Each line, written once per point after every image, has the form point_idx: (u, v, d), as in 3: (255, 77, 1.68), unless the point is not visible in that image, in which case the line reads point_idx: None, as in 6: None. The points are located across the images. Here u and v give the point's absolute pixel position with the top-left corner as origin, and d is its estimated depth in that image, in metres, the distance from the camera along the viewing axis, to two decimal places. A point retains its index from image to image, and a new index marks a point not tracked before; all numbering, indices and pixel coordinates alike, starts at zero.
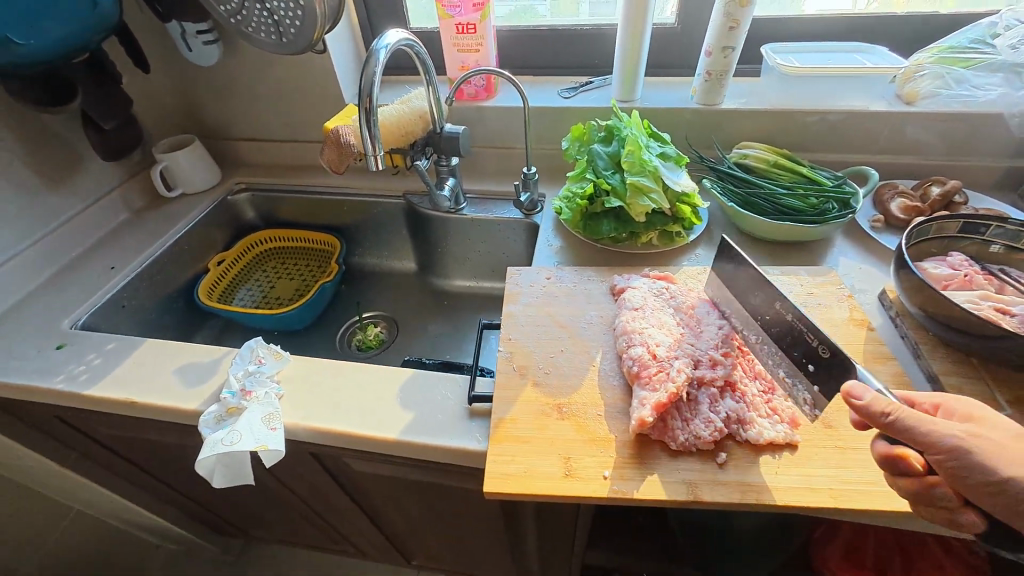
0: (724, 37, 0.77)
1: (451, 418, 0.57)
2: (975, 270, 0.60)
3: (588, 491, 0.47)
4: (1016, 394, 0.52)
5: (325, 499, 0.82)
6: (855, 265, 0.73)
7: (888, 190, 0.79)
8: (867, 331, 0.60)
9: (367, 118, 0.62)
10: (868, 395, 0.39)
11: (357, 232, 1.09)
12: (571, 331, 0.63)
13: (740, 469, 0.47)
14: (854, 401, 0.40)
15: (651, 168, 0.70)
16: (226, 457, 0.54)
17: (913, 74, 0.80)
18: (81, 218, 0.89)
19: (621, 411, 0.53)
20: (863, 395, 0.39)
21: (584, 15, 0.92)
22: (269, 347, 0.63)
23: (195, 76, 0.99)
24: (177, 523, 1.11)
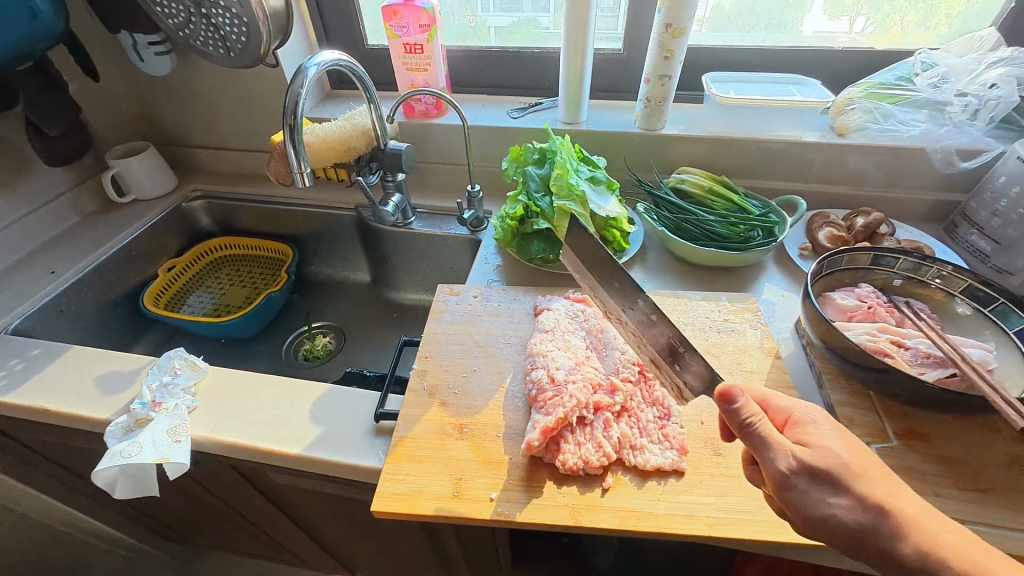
0: (661, 66, 0.79)
1: (357, 433, 0.58)
2: (879, 302, 0.61)
3: (474, 513, 0.48)
4: (904, 426, 0.53)
5: (255, 511, 0.82)
6: (780, 293, 0.74)
7: (817, 218, 0.80)
8: (774, 359, 0.61)
9: (292, 136, 0.64)
10: (743, 399, 0.39)
11: (311, 242, 1.09)
12: (487, 350, 0.64)
13: (623, 494, 0.49)
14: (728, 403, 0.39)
15: (579, 193, 0.71)
16: (129, 471, 0.56)
17: (844, 108, 0.82)
18: (27, 221, 0.90)
19: (518, 434, 0.54)
20: (738, 399, 0.39)
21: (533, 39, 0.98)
22: (187, 358, 0.65)
23: (151, 85, 1.00)
24: (119, 529, 1.10)
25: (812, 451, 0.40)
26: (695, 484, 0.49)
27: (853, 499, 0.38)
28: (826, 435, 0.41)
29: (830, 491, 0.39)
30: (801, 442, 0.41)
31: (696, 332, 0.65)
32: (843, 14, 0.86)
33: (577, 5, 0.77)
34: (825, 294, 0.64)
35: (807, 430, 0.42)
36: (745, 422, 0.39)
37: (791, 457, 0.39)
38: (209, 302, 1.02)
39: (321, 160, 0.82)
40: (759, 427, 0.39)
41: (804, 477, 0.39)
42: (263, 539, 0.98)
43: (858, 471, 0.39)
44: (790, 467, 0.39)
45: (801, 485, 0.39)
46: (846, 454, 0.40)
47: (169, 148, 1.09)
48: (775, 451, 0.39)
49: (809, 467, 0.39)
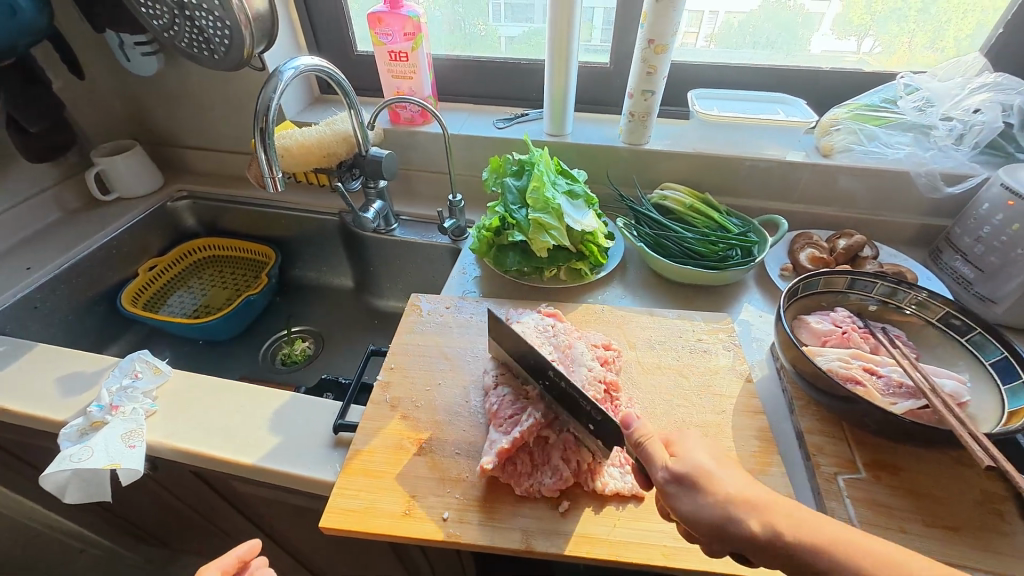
0: (644, 81, 0.79)
1: (314, 444, 0.56)
2: (854, 327, 0.60)
3: (423, 533, 0.47)
4: (874, 457, 0.52)
5: (222, 518, 0.80)
6: (757, 313, 0.73)
7: (800, 239, 0.79)
8: (745, 383, 0.60)
9: (263, 140, 0.64)
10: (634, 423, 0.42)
11: (295, 246, 1.09)
12: (453, 363, 0.63)
13: (580, 519, 0.47)
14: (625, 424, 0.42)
15: (554, 206, 0.71)
16: (81, 475, 0.54)
17: (829, 128, 0.81)
18: (7, 216, 0.90)
19: (476, 452, 0.53)
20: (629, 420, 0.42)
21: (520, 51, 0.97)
22: (148, 360, 0.64)
23: (138, 85, 1.00)
24: (90, 530, 1.08)
25: (679, 460, 0.40)
26: (653, 511, 0.48)
27: (718, 502, 0.37)
28: (693, 446, 0.41)
29: (698, 492, 0.38)
30: (673, 454, 0.41)
31: (668, 351, 0.64)
32: (850, 33, 0.85)
33: (560, 19, 0.77)
34: (800, 317, 0.62)
35: (679, 442, 0.42)
36: (638, 442, 0.41)
37: (664, 466, 0.40)
38: (189, 302, 1.01)
39: (302, 165, 0.83)
40: (647, 446, 0.41)
41: (677, 484, 0.39)
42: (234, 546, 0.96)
43: (718, 475, 0.39)
44: (664, 476, 0.39)
45: (677, 492, 0.39)
46: (711, 463, 0.40)
47: (157, 148, 1.09)
48: (652, 460, 0.40)
49: (678, 475, 0.39)
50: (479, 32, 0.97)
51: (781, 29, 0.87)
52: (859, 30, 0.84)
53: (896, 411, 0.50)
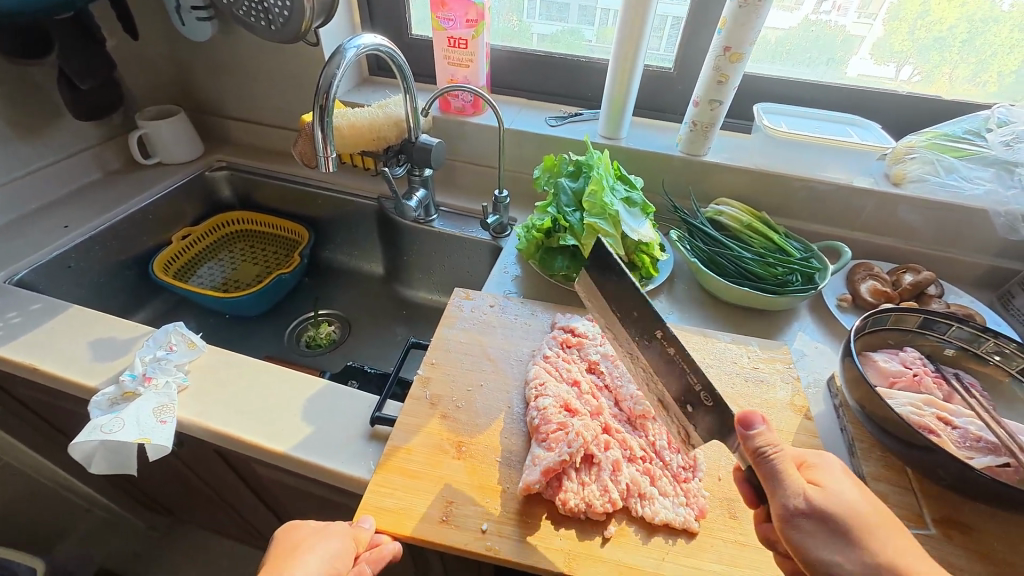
0: (713, 90, 0.75)
1: (348, 438, 0.54)
2: (926, 370, 0.57)
3: (460, 542, 0.44)
4: (943, 513, 0.48)
5: (236, 497, 0.79)
6: (813, 343, 0.69)
7: (861, 269, 0.75)
8: (804, 419, 0.56)
9: (322, 116, 0.62)
10: (761, 427, 0.39)
11: (329, 227, 1.07)
12: (497, 364, 0.60)
13: (625, 548, 0.45)
14: (745, 428, 0.39)
15: (612, 212, 0.68)
16: (109, 445, 0.53)
17: (903, 155, 0.77)
18: (48, 171, 0.88)
19: (517, 463, 0.51)
20: (756, 425, 0.39)
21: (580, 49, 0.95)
22: (184, 334, 0.62)
23: (189, 51, 0.99)
24: (101, 493, 1.07)
25: (825, 494, 0.38)
26: (705, 548, 0.45)
27: (870, 559, 0.36)
28: (837, 479, 0.39)
29: (848, 542, 0.36)
30: (814, 483, 0.39)
31: (721, 377, 0.61)
32: (891, 59, 0.83)
33: (632, 20, 0.74)
34: (866, 354, 0.59)
35: (823, 473, 0.40)
36: (759, 450, 0.39)
37: (803, 495, 0.38)
38: (219, 275, 1.00)
39: (351, 146, 0.80)
40: (776, 459, 0.38)
41: (813, 521, 0.37)
42: (243, 525, 0.94)
43: (878, 533, 0.37)
44: (798, 506, 0.37)
45: (814, 532, 0.37)
46: (866, 508, 0.37)
47: (201, 116, 1.08)
48: (790, 487, 0.38)
49: (820, 509, 0.37)
50: (513, 27, 0.96)
51: (820, 48, 0.85)
52: (901, 56, 0.82)
53: (975, 466, 0.47)
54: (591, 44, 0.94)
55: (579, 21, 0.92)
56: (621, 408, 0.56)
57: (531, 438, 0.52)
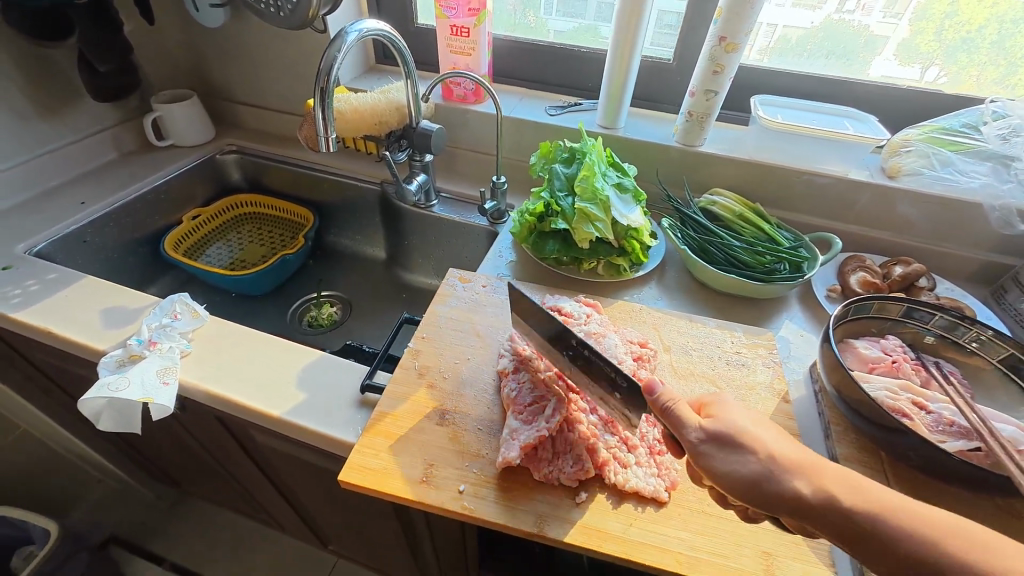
0: (708, 80, 0.76)
1: (339, 405, 0.57)
2: (905, 358, 0.57)
3: (438, 501, 0.47)
4: (913, 494, 0.49)
5: (237, 466, 0.82)
6: (798, 331, 0.70)
7: (852, 261, 0.76)
8: (781, 402, 0.57)
9: (322, 99, 0.64)
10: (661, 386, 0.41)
11: (334, 212, 1.09)
12: (484, 341, 0.62)
13: (596, 513, 0.47)
14: (650, 393, 0.41)
15: (602, 198, 0.70)
16: (115, 403, 0.56)
17: (899, 148, 0.78)
18: (67, 151, 0.93)
19: (496, 432, 0.53)
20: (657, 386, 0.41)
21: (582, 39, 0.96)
22: (188, 303, 0.65)
23: (203, 37, 1.02)
24: (112, 460, 1.12)
25: (715, 421, 0.40)
26: (673, 516, 0.47)
27: (760, 462, 0.38)
28: (729, 407, 0.42)
29: (737, 451, 0.39)
30: (709, 415, 0.42)
31: (704, 359, 0.62)
32: (917, 59, 0.83)
33: (629, 10, 0.75)
34: (847, 341, 0.60)
35: (713, 403, 0.42)
36: (663, 405, 0.41)
37: (698, 426, 0.40)
38: (227, 255, 1.03)
39: (352, 130, 0.83)
40: (673, 405, 0.41)
41: (713, 445, 0.39)
42: (243, 495, 0.98)
43: (764, 436, 0.39)
44: (698, 436, 0.40)
45: (714, 453, 0.39)
46: (751, 425, 0.40)
47: (213, 101, 1.12)
48: (684, 422, 0.41)
49: (714, 434, 0.40)
50: (531, 23, 0.97)
51: (826, 43, 0.85)
52: (926, 57, 0.82)
53: (946, 448, 0.48)
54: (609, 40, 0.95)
55: (596, 17, 0.93)
56: None
57: (508, 410, 0.54)
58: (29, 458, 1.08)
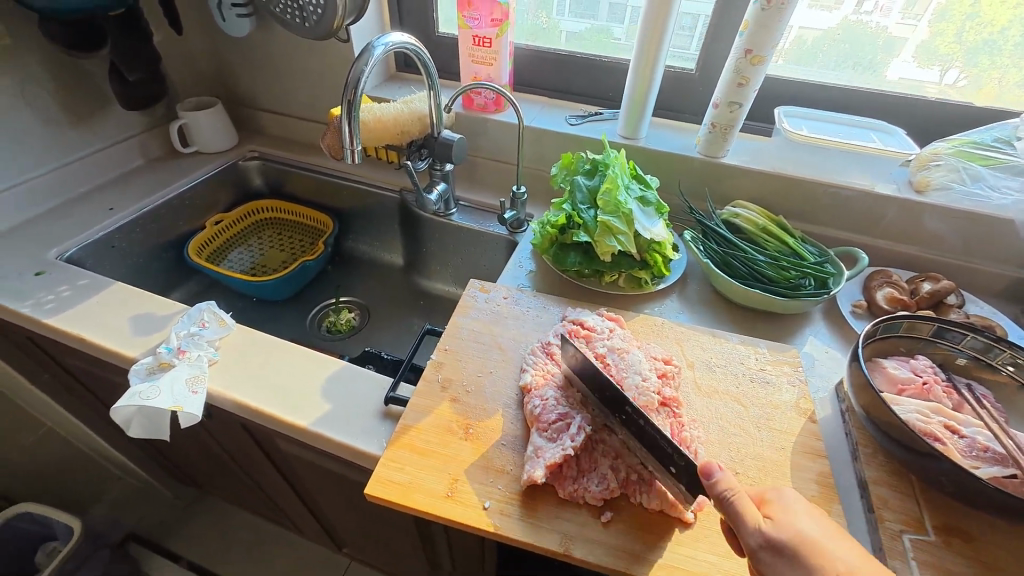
0: (733, 92, 0.76)
1: (363, 416, 0.57)
2: (936, 379, 0.56)
3: (463, 517, 0.47)
4: (945, 520, 0.48)
5: (257, 470, 0.83)
6: (823, 347, 0.69)
7: (878, 276, 0.74)
8: (808, 422, 0.57)
9: (349, 111, 0.65)
10: (719, 473, 0.40)
11: (353, 218, 1.10)
12: (506, 354, 0.63)
13: (621, 533, 0.47)
14: (706, 478, 0.41)
15: (625, 211, 0.69)
16: (145, 411, 0.57)
17: (928, 162, 0.76)
18: (96, 157, 0.94)
19: (520, 448, 0.53)
20: (713, 473, 0.41)
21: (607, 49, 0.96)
22: (215, 312, 0.66)
23: (228, 46, 1.04)
24: (133, 460, 1.14)
25: (777, 527, 0.39)
26: (699, 538, 0.46)
27: None
28: (798, 514, 0.40)
29: (798, 565, 0.37)
30: (769, 517, 0.40)
31: (728, 376, 0.61)
32: (935, 62, 0.82)
33: (654, 22, 0.75)
34: (876, 360, 0.59)
35: (776, 503, 0.41)
36: (720, 494, 0.40)
37: (758, 531, 0.39)
38: (248, 260, 1.05)
39: (375, 140, 0.83)
40: (734, 499, 0.40)
41: (773, 553, 0.38)
42: (261, 498, 0.99)
43: (833, 550, 0.38)
44: (757, 541, 0.39)
45: (775, 563, 0.38)
46: (817, 533, 0.39)
47: (237, 108, 1.13)
48: (745, 522, 0.40)
49: (773, 541, 0.39)
50: (545, 24, 0.97)
51: (850, 52, 0.85)
52: (946, 59, 0.81)
53: (980, 475, 0.47)
54: (619, 43, 0.95)
55: (609, 19, 0.93)
56: None
57: (532, 426, 0.54)
58: (54, 456, 1.10)
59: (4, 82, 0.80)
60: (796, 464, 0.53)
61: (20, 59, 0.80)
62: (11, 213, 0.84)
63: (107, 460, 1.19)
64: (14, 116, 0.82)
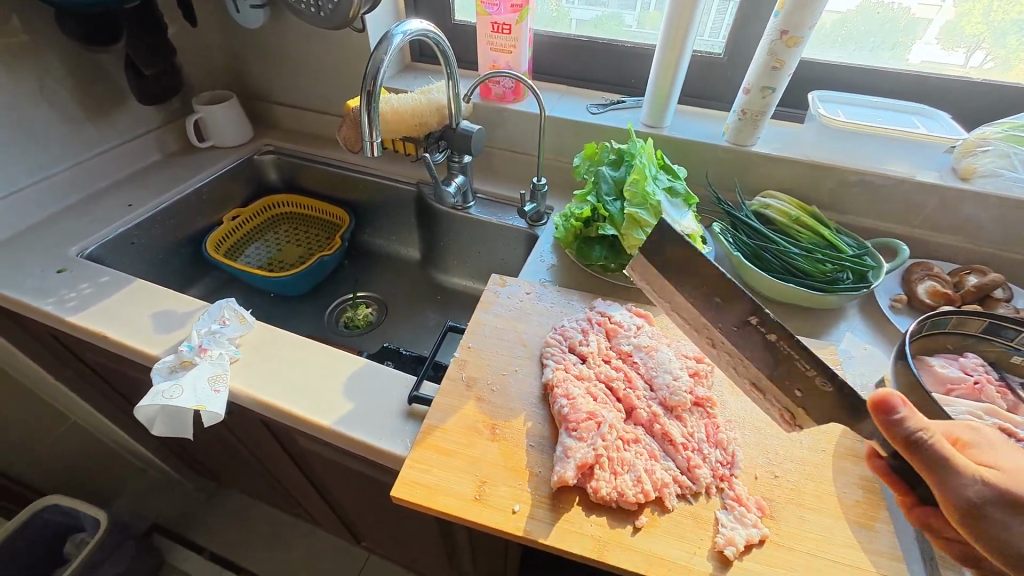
0: (766, 76, 0.72)
1: (386, 415, 0.56)
2: (989, 379, 0.53)
3: (492, 521, 0.46)
4: None
5: (278, 466, 0.83)
6: (861, 344, 0.66)
7: (919, 269, 0.71)
8: (849, 423, 0.54)
9: (369, 101, 0.63)
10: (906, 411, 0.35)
11: (369, 211, 1.09)
12: (530, 350, 0.61)
13: (655, 539, 0.45)
14: (886, 414, 0.35)
15: (653, 202, 0.67)
16: (168, 410, 0.56)
17: (974, 148, 0.72)
18: (114, 152, 0.94)
19: (548, 449, 0.51)
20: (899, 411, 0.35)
21: (630, 32, 0.92)
22: (235, 309, 0.65)
23: (243, 38, 1.02)
24: (156, 453, 1.15)
25: (1004, 476, 0.35)
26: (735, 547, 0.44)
27: None
28: (1009, 459, 0.36)
29: None
30: (986, 464, 0.36)
31: None
32: (961, 44, 0.77)
33: (683, 4, 0.71)
34: (922, 358, 0.56)
35: (983, 450, 0.37)
36: (912, 434, 0.35)
37: (980, 481, 0.35)
38: (265, 255, 1.04)
39: (393, 132, 0.81)
40: (939, 445, 0.35)
41: (1001, 505, 0.34)
42: (281, 492, 1.00)
43: None
44: (982, 494, 0.34)
45: (1003, 515, 0.34)
46: None
47: (252, 102, 1.12)
48: (965, 475, 0.35)
49: (1004, 492, 0.34)
50: (553, 11, 0.95)
51: (882, 33, 0.80)
52: (972, 40, 0.77)
53: None
54: (630, 29, 0.92)
55: (619, 5, 0.90)
56: (653, 393, 0.55)
57: (559, 426, 0.52)
58: (80, 448, 1.12)
59: (23, 78, 0.79)
60: (837, 467, 0.50)
61: (38, 54, 0.79)
62: (32, 210, 0.84)
63: (131, 453, 1.21)
64: (33, 113, 0.82)
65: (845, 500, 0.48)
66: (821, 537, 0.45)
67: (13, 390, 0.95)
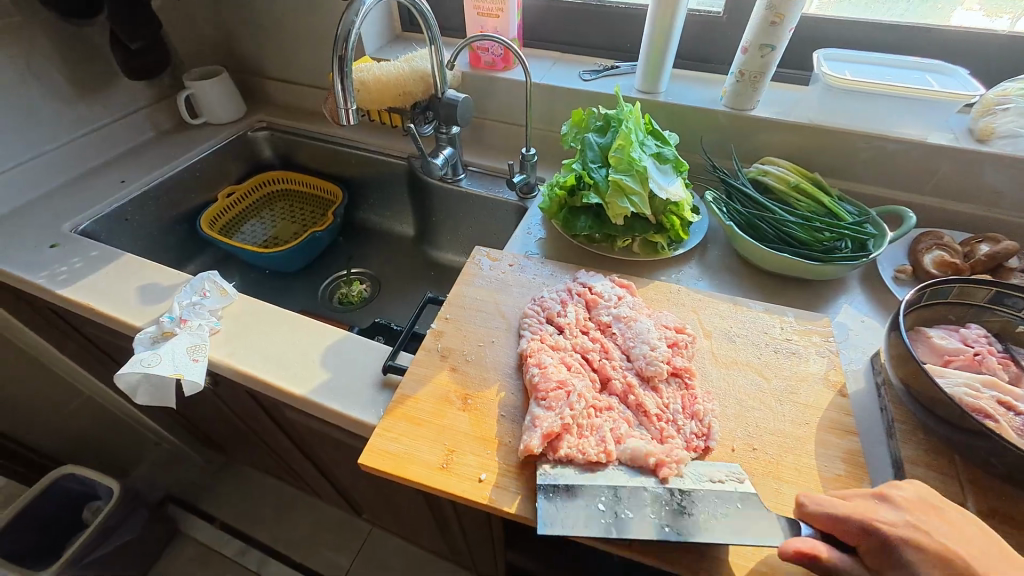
0: (764, 33, 0.68)
1: (361, 385, 0.56)
2: (991, 350, 0.50)
3: (458, 489, 0.45)
4: (991, 505, 0.43)
5: (271, 438, 0.84)
6: (859, 316, 0.63)
7: (927, 237, 0.67)
8: (837, 396, 0.52)
9: (341, 67, 0.61)
10: None
11: (362, 187, 1.08)
12: (508, 322, 0.60)
13: None
14: None
15: (639, 168, 0.64)
16: (149, 379, 0.57)
17: (993, 106, 0.67)
18: (107, 130, 0.95)
19: (519, 419, 0.50)
20: None
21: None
22: (217, 281, 0.66)
23: (232, 12, 1.01)
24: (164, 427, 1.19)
25: None
26: None
27: None
28: None
29: None
30: None
31: (749, 346, 0.56)
32: (1008, 10, 0.72)
33: None
34: (919, 329, 0.53)
35: None
36: None
37: None
38: (261, 233, 1.05)
39: (376, 102, 0.80)
40: None
41: None
42: (281, 464, 1.02)
43: None
44: None
45: None
46: None
47: (244, 78, 1.11)
48: None
49: None
50: None
51: None
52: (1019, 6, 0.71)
53: None
54: None
55: None
56: (629, 363, 0.54)
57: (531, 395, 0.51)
58: (92, 420, 1.16)
59: (12, 55, 0.80)
60: (820, 441, 0.48)
61: (26, 32, 0.80)
62: (29, 189, 0.86)
63: (142, 426, 1.25)
64: (25, 90, 0.83)
65: (825, 473, 0.46)
66: (798, 510, 0.43)
67: (23, 364, 0.98)
